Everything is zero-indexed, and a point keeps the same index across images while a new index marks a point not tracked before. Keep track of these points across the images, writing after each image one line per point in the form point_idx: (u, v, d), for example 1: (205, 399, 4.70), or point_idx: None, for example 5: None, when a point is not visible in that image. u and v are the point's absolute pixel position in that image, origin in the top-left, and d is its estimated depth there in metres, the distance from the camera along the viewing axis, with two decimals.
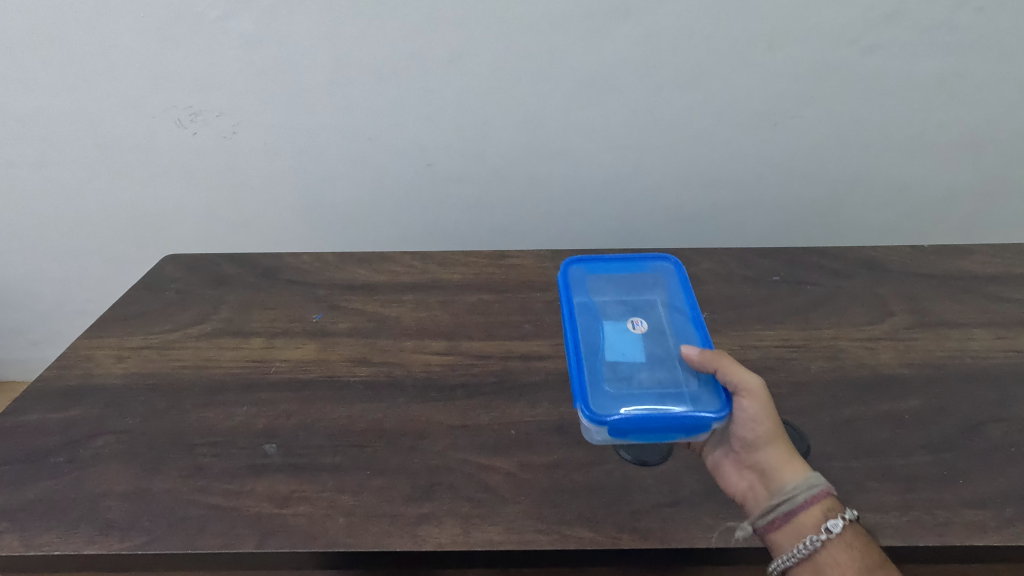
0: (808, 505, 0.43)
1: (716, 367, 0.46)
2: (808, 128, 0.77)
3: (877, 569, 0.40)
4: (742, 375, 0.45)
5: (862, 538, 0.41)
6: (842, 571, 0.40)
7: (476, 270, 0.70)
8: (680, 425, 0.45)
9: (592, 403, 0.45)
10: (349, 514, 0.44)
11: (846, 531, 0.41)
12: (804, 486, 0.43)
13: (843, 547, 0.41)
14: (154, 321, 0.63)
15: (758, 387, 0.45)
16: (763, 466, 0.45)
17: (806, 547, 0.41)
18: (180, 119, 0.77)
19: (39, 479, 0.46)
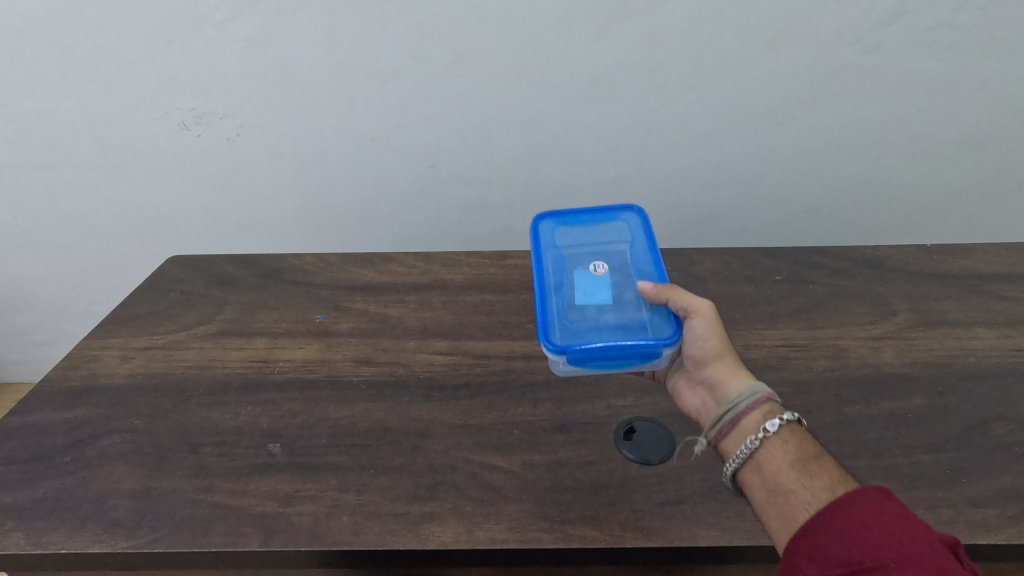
0: (750, 410, 0.46)
1: (667, 296, 0.50)
2: (809, 128, 0.77)
3: (810, 462, 0.42)
4: (689, 299, 0.49)
5: (801, 438, 0.44)
6: (778, 464, 0.43)
7: (479, 270, 0.70)
8: (636, 353, 0.48)
9: (555, 337, 0.49)
10: (352, 513, 0.44)
11: (783, 429, 0.44)
12: (747, 393, 0.46)
13: (782, 445, 0.43)
14: (158, 322, 0.63)
15: (706, 309, 0.49)
16: (713, 381, 0.49)
17: (749, 446, 0.44)
18: (184, 121, 0.77)
19: (46, 479, 0.47)
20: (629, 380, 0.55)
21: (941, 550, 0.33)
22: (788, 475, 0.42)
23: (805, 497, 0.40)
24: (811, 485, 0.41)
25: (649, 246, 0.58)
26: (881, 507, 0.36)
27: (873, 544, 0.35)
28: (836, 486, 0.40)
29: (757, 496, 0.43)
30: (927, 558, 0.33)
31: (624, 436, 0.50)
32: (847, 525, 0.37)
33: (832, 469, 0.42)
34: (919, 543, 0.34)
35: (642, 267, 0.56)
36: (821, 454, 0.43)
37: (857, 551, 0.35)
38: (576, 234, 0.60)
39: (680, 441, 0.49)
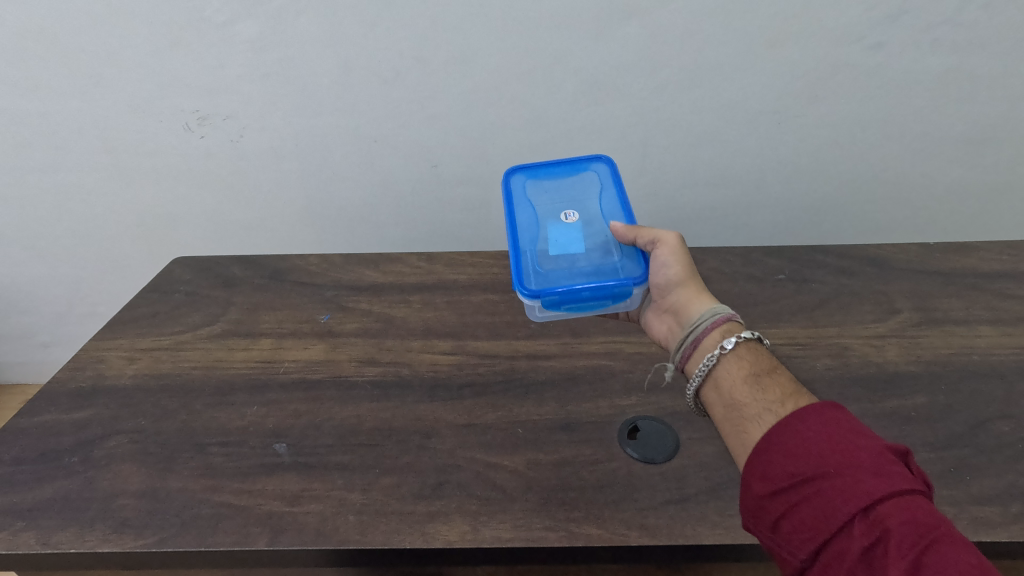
0: (710, 331, 0.48)
1: (635, 234, 0.53)
2: (812, 127, 0.77)
3: (764, 375, 0.45)
4: (655, 234, 0.52)
5: (757, 354, 0.46)
6: (734, 380, 0.46)
7: (482, 270, 0.71)
8: (609, 293, 0.51)
9: (529, 282, 0.51)
10: (359, 512, 0.44)
11: (740, 346, 0.47)
12: (708, 315, 0.49)
13: (737, 362, 0.46)
14: (164, 323, 0.64)
15: (671, 239, 0.52)
16: (681, 310, 0.52)
17: (707, 364, 0.47)
18: (188, 122, 0.77)
19: (55, 478, 0.47)
20: (633, 379, 0.55)
21: (881, 454, 0.37)
22: (742, 390, 0.45)
23: (757, 409, 0.43)
24: (762, 398, 0.43)
25: (619, 191, 0.58)
26: (828, 422, 0.40)
27: (821, 454, 0.38)
28: (786, 397, 0.43)
29: (717, 411, 0.46)
30: (870, 462, 0.37)
31: (628, 435, 0.50)
32: (797, 440, 0.40)
33: (784, 381, 0.45)
34: (862, 451, 0.38)
35: (612, 213, 0.57)
36: (776, 368, 0.46)
37: (806, 463, 0.38)
38: (545, 183, 0.60)
39: (684, 439, 0.50)
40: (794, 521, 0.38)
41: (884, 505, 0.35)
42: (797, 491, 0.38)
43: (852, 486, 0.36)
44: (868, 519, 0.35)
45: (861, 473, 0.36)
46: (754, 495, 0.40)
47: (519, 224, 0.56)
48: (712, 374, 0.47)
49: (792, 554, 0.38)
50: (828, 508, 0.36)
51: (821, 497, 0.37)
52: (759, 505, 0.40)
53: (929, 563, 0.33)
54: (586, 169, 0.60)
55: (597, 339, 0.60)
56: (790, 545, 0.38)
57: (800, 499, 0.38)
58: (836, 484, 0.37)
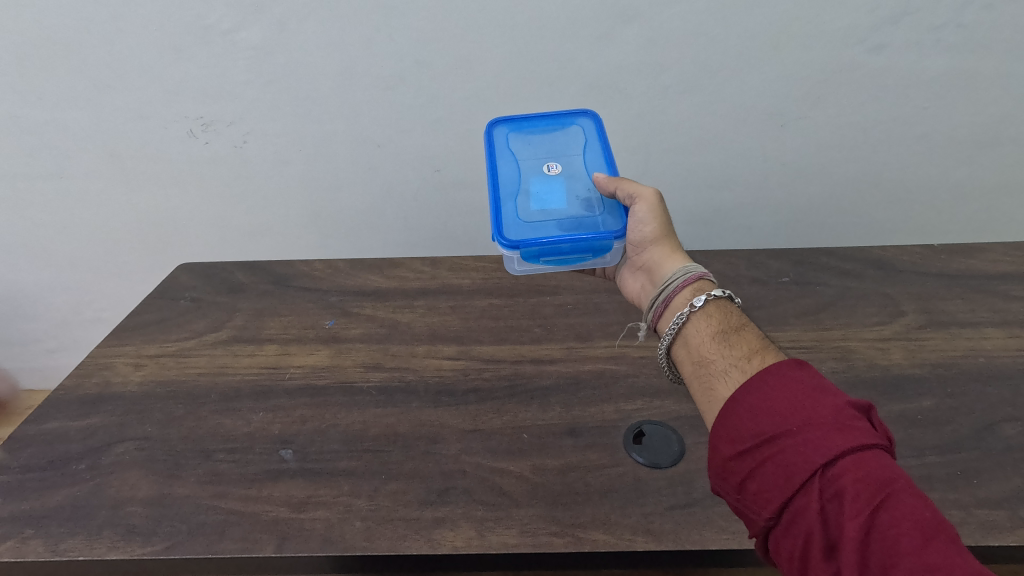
0: (681, 288, 0.49)
1: (615, 186, 0.53)
2: (815, 129, 0.77)
3: (731, 332, 0.45)
4: (634, 188, 0.52)
5: (726, 312, 0.47)
6: (702, 337, 0.46)
7: (486, 275, 0.71)
8: (587, 248, 0.53)
9: (509, 233, 0.52)
10: (365, 518, 0.44)
11: (709, 305, 0.47)
12: (680, 272, 0.50)
13: (706, 320, 0.46)
14: (169, 329, 0.64)
15: (649, 195, 0.52)
16: (655, 266, 0.53)
17: (676, 323, 0.47)
18: (192, 129, 0.78)
19: (63, 485, 0.47)
20: (638, 383, 0.55)
21: (842, 409, 0.37)
22: (710, 347, 0.45)
23: (723, 365, 0.43)
24: (728, 354, 0.44)
25: (603, 147, 0.59)
26: (793, 380, 0.39)
27: (783, 413, 0.38)
28: (752, 354, 0.43)
29: (687, 368, 0.46)
30: (831, 419, 0.36)
31: (633, 440, 0.50)
32: (761, 399, 0.39)
33: (752, 338, 0.45)
34: (823, 407, 0.37)
35: (596, 167, 0.58)
36: (745, 325, 0.46)
37: (769, 422, 0.38)
38: (530, 134, 0.60)
39: (689, 443, 0.50)
40: (757, 482, 0.37)
41: (842, 461, 0.35)
42: (760, 451, 0.38)
43: (812, 445, 0.36)
44: (829, 475, 0.35)
45: (822, 430, 0.36)
46: (720, 456, 0.40)
47: (501, 173, 0.56)
48: (682, 332, 0.47)
49: (756, 513, 0.38)
50: (788, 467, 0.36)
51: (783, 455, 0.37)
52: (726, 466, 0.39)
53: (884, 517, 0.33)
54: (572, 123, 0.60)
55: (602, 343, 0.60)
56: (753, 504, 0.38)
57: (763, 460, 0.37)
58: (797, 442, 0.37)
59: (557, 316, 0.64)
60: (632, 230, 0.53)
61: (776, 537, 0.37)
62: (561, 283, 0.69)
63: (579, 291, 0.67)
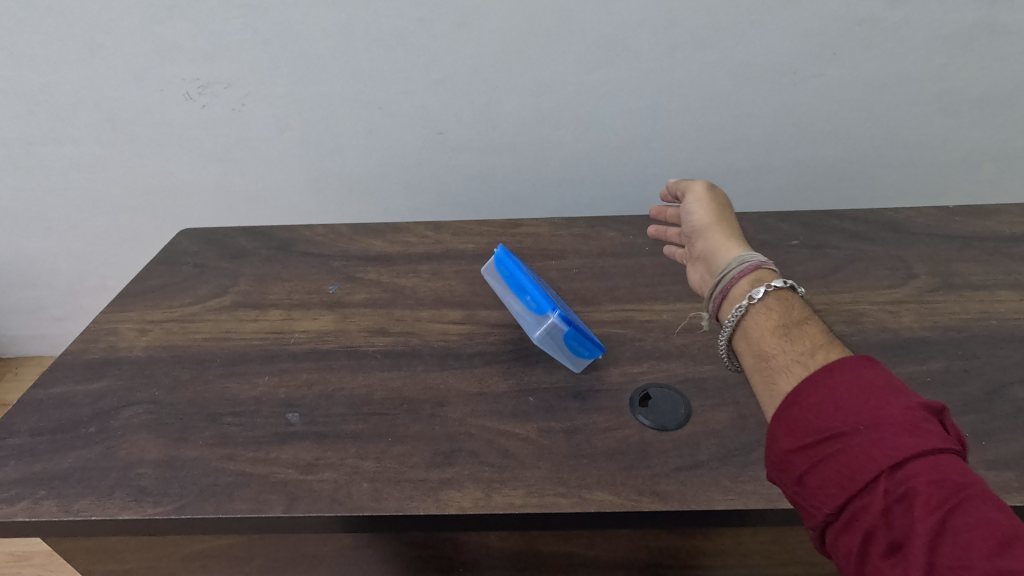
0: (738, 278, 0.47)
1: (672, 188, 0.57)
2: (829, 87, 0.75)
3: (793, 325, 0.43)
4: (686, 185, 0.56)
5: (787, 304, 0.44)
6: (761, 330, 0.44)
7: (490, 239, 0.70)
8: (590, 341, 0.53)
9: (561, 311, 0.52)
10: (372, 480, 0.44)
11: (769, 297, 0.45)
12: (737, 263, 0.48)
13: (766, 313, 0.44)
14: (174, 295, 0.64)
15: (699, 190, 0.54)
16: (712, 253, 0.51)
17: (735, 315, 0.45)
18: (189, 91, 0.76)
19: (73, 447, 0.48)
20: (644, 347, 0.55)
21: (913, 411, 0.35)
22: (771, 340, 0.43)
23: (785, 360, 0.41)
24: (791, 348, 0.41)
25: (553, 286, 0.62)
26: (859, 376, 0.38)
27: (849, 410, 0.37)
28: (815, 348, 0.41)
29: (747, 359, 0.45)
30: (901, 419, 0.35)
31: (640, 402, 0.50)
32: (825, 395, 0.38)
33: (815, 331, 0.42)
34: (893, 407, 0.36)
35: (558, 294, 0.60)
36: (808, 318, 0.44)
37: (833, 419, 0.37)
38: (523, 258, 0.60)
39: (695, 406, 0.49)
40: (818, 476, 0.36)
41: (912, 464, 0.33)
42: (823, 447, 0.37)
43: (879, 444, 0.35)
44: (895, 476, 0.33)
45: (890, 431, 0.35)
46: (778, 448, 0.39)
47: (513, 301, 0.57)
48: (741, 324, 0.45)
49: (815, 508, 0.37)
50: (853, 466, 0.35)
51: (847, 454, 0.35)
52: (784, 459, 0.38)
53: (958, 522, 0.31)
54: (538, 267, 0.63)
55: (608, 307, 0.60)
56: (813, 499, 0.37)
57: (825, 456, 0.36)
58: (864, 441, 0.35)
59: (562, 281, 0.64)
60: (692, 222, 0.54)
61: (835, 533, 0.36)
62: (566, 249, 0.68)
63: (585, 256, 0.67)
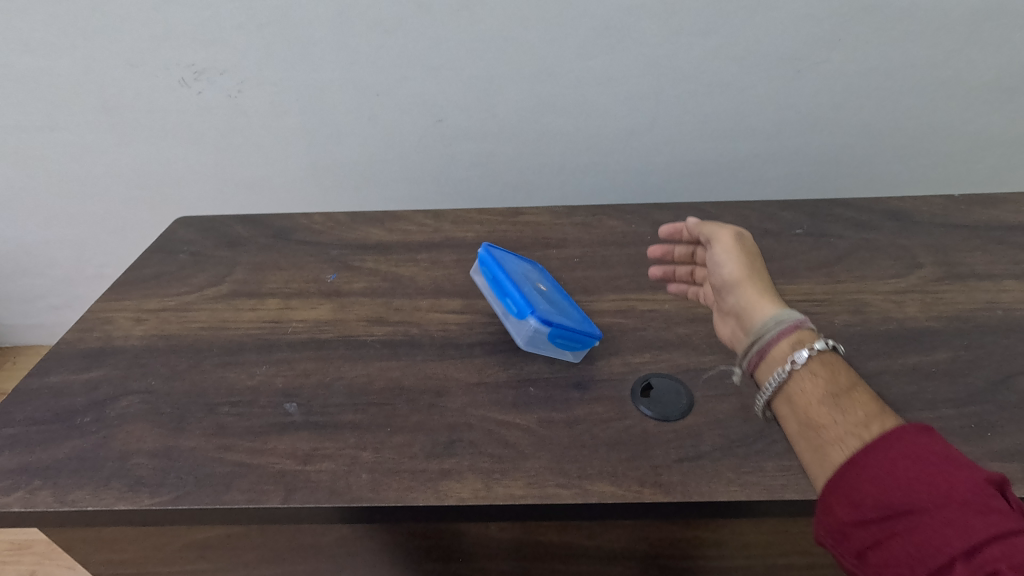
0: (777, 340, 0.47)
1: (698, 230, 0.55)
2: (833, 75, 0.74)
3: (841, 394, 0.43)
4: (713, 232, 0.54)
5: (831, 370, 0.44)
6: (807, 397, 0.43)
7: (490, 228, 0.70)
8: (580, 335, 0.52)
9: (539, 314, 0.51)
10: (371, 470, 0.44)
11: (812, 362, 0.45)
12: (773, 325, 0.47)
13: (812, 380, 0.44)
14: (170, 284, 0.63)
15: (726, 240, 0.53)
16: (743, 308, 0.50)
17: (778, 378, 0.45)
18: (184, 77, 0.75)
19: (69, 437, 0.47)
20: (646, 337, 0.54)
21: (978, 486, 0.35)
22: (821, 410, 0.42)
23: (838, 433, 0.41)
24: (843, 419, 0.41)
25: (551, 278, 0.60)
26: (919, 448, 0.38)
27: (913, 487, 0.36)
28: (868, 422, 0.41)
29: (791, 426, 0.44)
30: (967, 497, 0.35)
31: (641, 392, 0.49)
32: (887, 470, 0.37)
33: (864, 399, 0.42)
34: (958, 483, 0.36)
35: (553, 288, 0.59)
36: (854, 385, 0.43)
37: (897, 495, 0.37)
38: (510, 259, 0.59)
39: (698, 396, 0.49)
40: (885, 554, 0.36)
41: (984, 546, 0.33)
42: (888, 523, 0.37)
43: (949, 525, 0.34)
44: (967, 560, 0.33)
45: (958, 511, 0.35)
46: (837, 520, 0.39)
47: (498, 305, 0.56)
48: (784, 387, 0.45)
49: None
50: (923, 547, 0.35)
51: (917, 533, 0.35)
52: (845, 533, 0.38)
53: None
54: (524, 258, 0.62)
55: (609, 297, 0.59)
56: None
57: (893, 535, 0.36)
58: (930, 520, 0.35)
59: (563, 270, 0.63)
60: (720, 272, 0.52)
61: None
62: (567, 238, 0.68)
63: (586, 245, 0.66)
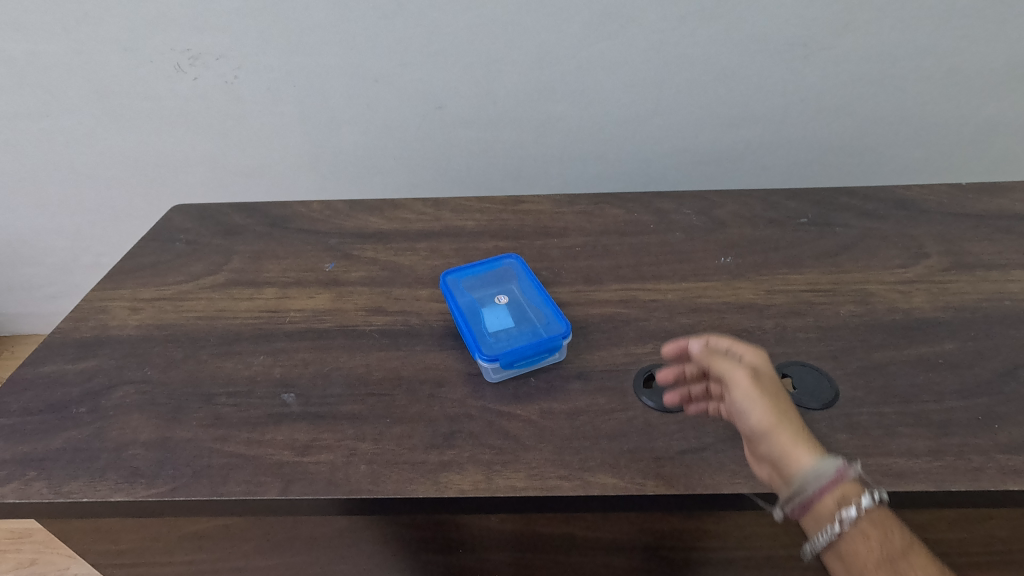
0: (820, 495, 0.37)
1: (706, 357, 0.42)
2: (839, 61, 0.73)
3: (900, 557, 0.35)
4: (727, 363, 0.40)
5: (888, 527, 0.36)
6: (863, 561, 0.35)
7: (491, 217, 0.69)
8: (546, 347, 0.49)
9: (488, 347, 0.49)
10: (370, 462, 0.43)
11: (866, 521, 0.36)
12: (815, 482, 0.37)
13: (865, 542, 0.35)
14: (166, 272, 0.62)
15: (745, 376, 0.39)
16: (777, 461, 0.38)
17: (827, 536, 0.36)
18: (180, 63, 0.74)
19: (64, 428, 0.47)
20: (649, 327, 0.54)
21: None
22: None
23: None
24: None
25: (529, 275, 0.57)
26: None
27: None
28: None
29: None
30: None
31: (644, 383, 0.49)
32: None
33: (922, 561, 0.35)
34: None
35: (529, 289, 0.56)
36: (911, 544, 0.36)
37: None
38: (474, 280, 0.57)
39: None
40: None
41: None
42: None
43: None
44: None
45: None
46: None
47: None
48: (833, 544, 0.36)
49: None
50: None
51: None
52: None
53: None
54: (501, 259, 0.58)
55: (611, 286, 0.58)
56: None
57: None
58: None
59: (565, 259, 0.62)
60: (742, 416, 0.39)
61: None
62: (568, 227, 0.67)
63: (588, 234, 0.65)
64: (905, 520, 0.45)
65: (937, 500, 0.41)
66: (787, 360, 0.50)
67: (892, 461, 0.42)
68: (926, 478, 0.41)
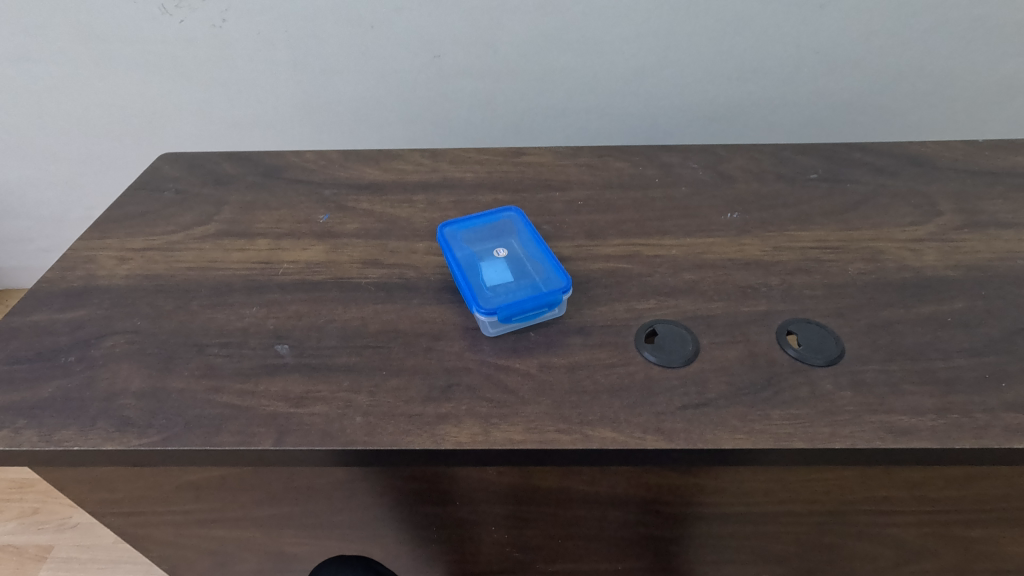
0: None
1: None
2: (858, 10, 0.69)
3: None
4: None
5: None
6: None
7: (491, 168, 0.66)
8: (545, 302, 0.48)
9: (486, 300, 0.48)
10: (366, 414, 0.43)
11: None
12: None
13: None
14: (154, 223, 0.60)
15: None
16: None
17: None
18: (164, 4, 0.70)
19: (52, 377, 0.46)
20: (651, 282, 0.52)
21: None
22: None
23: None
24: None
25: (529, 229, 0.55)
26: None
27: None
28: None
29: None
30: None
31: (646, 338, 0.48)
32: None
33: None
34: None
35: (529, 243, 0.54)
36: None
37: None
38: (472, 232, 0.55)
39: (704, 343, 0.47)
40: None
41: None
42: None
43: None
44: None
45: None
46: None
47: None
48: None
49: None
50: None
51: None
52: None
53: None
54: (501, 212, 0.57)
55: (614, 241, 0.57)
56: None
57: None
58: None
59: (567, 213, 0.60)
60: None
61: None
62: (571, 179, 0.65)
63: (590, 188, 0.63)
64: (903, 477, 0.45)
65: (940, 457, 0.40)
66: (794, 317, 0.49)
67: (895, 419, 0.41)
68: (930, 435, 0.40)
